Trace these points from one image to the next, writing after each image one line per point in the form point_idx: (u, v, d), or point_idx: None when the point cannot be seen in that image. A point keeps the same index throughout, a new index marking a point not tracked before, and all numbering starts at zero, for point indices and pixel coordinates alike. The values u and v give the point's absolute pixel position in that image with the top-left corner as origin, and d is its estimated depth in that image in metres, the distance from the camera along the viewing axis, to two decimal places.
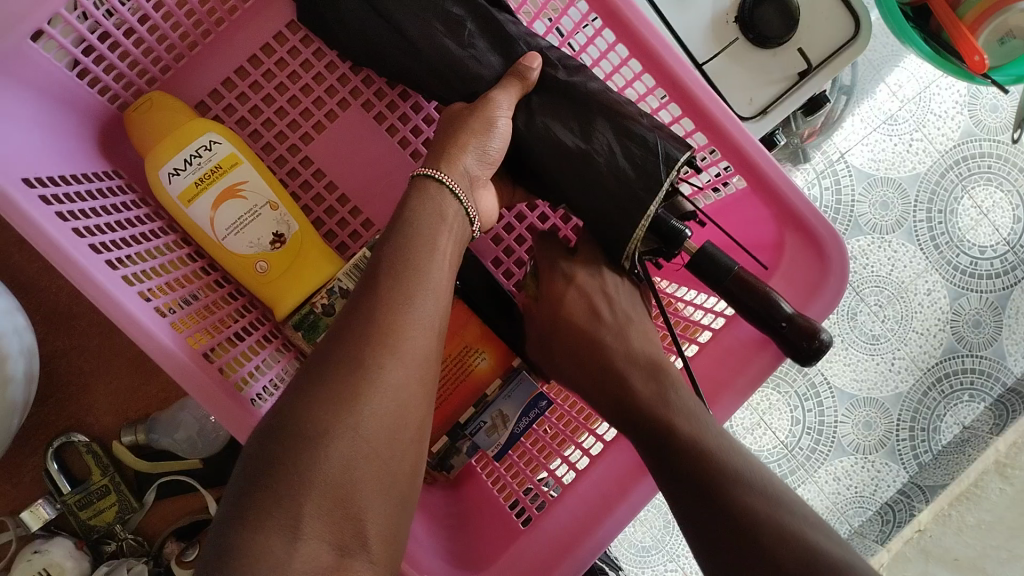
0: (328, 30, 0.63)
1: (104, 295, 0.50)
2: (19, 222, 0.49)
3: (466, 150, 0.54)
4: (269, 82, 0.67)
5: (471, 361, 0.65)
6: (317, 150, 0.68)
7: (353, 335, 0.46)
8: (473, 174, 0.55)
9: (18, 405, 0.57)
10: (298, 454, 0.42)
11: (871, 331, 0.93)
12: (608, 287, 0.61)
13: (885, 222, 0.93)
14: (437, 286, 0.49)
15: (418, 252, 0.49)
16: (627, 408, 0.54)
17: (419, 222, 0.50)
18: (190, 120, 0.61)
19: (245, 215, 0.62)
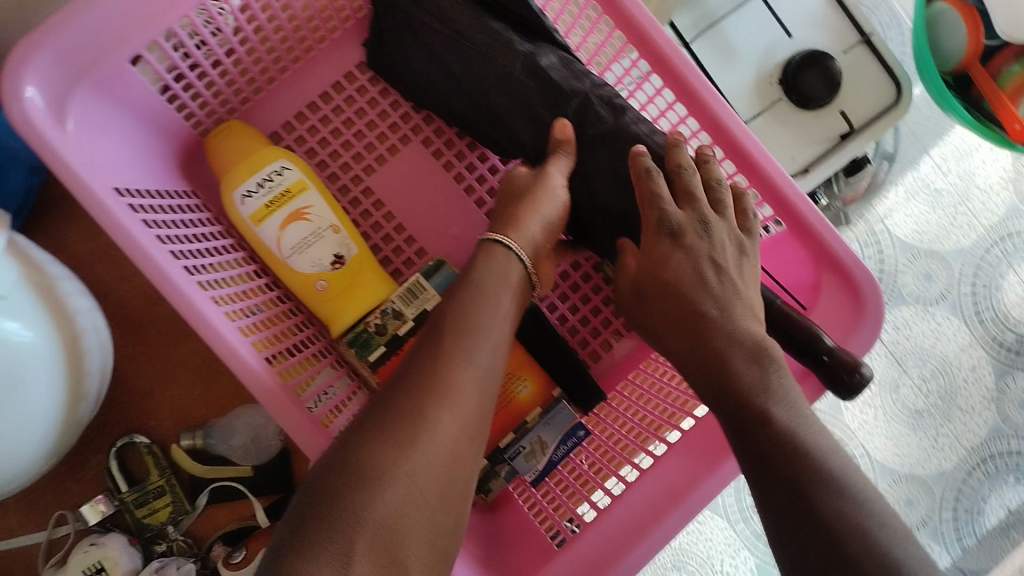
0: (395, 69, 0.68)
1: (178, 292, 0.54)
2: (106, 224, 0.54)
3: (531, 220, 0.59)
4: (337, 116, 0.73)
5: (513, 389, 0.66)
6: (379, 179, 0.72)
7: (413, 385, 0.49)
8: (536, 239, 0.59)
9: (91, 396, 0.59)
10: (355, 491, 0.44)
11: (914, 405, 0.93)
12: (723, 265, 0.55)
13: (929, 294, 0.94)
14: (493, 347, 0.53)
15: (470, 319, 0.53)
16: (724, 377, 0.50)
17: (475, 285, 0.55)
18: (261, 148, 0.66)
19: (309, 235, 0.66)
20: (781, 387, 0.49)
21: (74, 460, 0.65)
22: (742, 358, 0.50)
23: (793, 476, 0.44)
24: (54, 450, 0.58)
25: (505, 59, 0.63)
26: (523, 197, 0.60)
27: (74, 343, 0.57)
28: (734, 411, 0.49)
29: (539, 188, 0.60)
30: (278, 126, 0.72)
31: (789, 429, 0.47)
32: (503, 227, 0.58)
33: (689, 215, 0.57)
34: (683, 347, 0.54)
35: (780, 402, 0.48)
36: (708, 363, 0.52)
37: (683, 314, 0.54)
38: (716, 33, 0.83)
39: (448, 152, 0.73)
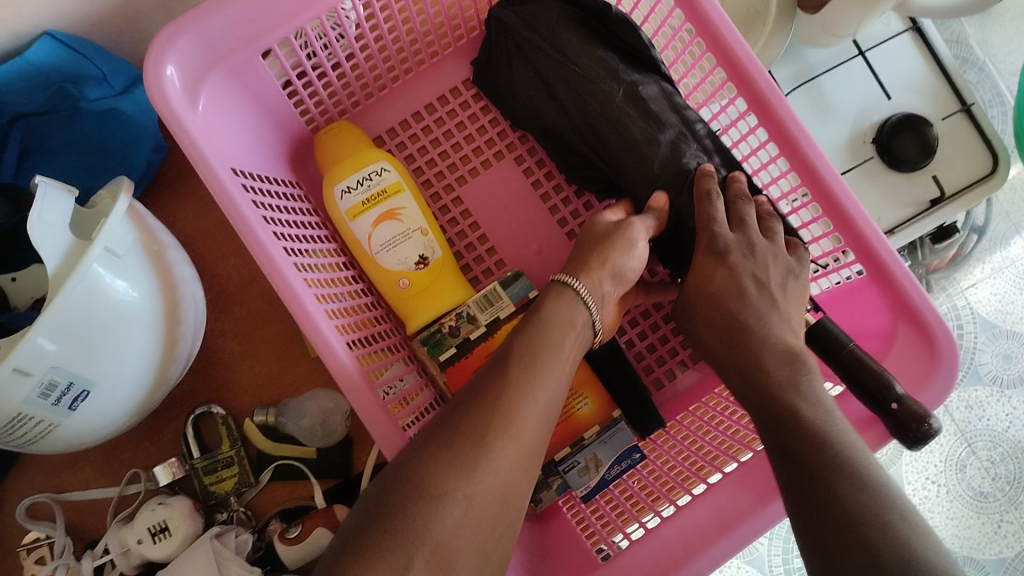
0: (501, 89, 0.72)
1: (275, 268, 0.56)
2: (220, 198, 0.57)
3: (606, 270, 0.59)
4: (438, 127, 0.76)
5: (574, 406, 0.67)
6: (469, 190, 0.75)
7: (479, 407, 0.50)
8: (604, 290, 0.59)
9: (182, 359, 0.64)
10: (415, 506, 0.45)
11: (980, 487, 0.91)
12: (765, 282, 0.59)
13: (1007, 375, 0.92)
14: (556, 379, 0.53)
15: (536, 353, 0.53)
16: (773, 395, 0.53)
17: (542, 323, 0.55)
18: (362, 150, 0.70)
19: (399, 235, 0.69)
20: (810, 386, 0.53)
21: (154, 424, 0.69)
22: (774, 358, 0.55)
23: (814, 460, 0.48)
24: (140, 405, 0.62)
25: (607, 84, 0.65)
26: (597, 247, 0.60)
27: (172, 307, 0.61)
28: (767, 408, 0.53)
29: (614, 242, 0.60)
30: (382, 131, 0.76)
31: (813, 424, 0.50)
32: (573, 271, 0.59)
33: (739, 238, 0.61)
34: (724, 359, 0.58)
35: (806, 398, 0.52)
36: (747, 370, 0.56)
37: (729, 320, 0.59)
38: (812, 88, 0.84)
39: (538, 171, 0.75)
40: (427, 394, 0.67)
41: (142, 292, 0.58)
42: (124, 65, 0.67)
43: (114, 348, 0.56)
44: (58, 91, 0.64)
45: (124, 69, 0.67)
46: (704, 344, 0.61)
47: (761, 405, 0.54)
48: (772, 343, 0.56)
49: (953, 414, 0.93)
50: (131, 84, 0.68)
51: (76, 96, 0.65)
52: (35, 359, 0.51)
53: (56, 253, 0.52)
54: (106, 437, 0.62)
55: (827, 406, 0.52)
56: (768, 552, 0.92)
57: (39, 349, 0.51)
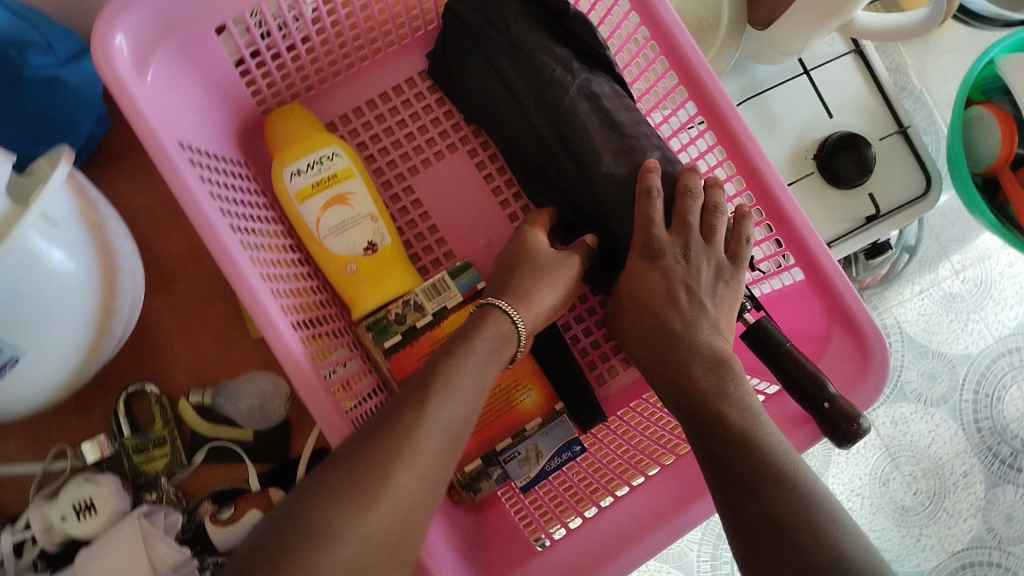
0: (456, 81, 0.72)
1: (221, 244, 0.56)
2: (166, 169, 0.56)
3: (535, 294, 0.61)
4: (392, 117, 0.76)
5: (517, 396, 0.67)
6: (422, 180, 0.75)
7: (376, 438, 0.49)
8: (536, 314, 0.61)
9: (117, 333, 0.62)
10: (303, 546, 0.44)
11: (902, 501, 0.94)
12: (696, 289, 0.60)
13: (931, 394, 0.96)
14: (460, 405, 0.53)
15: (444, 379, 0.53)
16: (699, 401, 0.54)
17: (457, 350, 0.55)
18: (310, 135, 0.69)
19: (348, 220, 0.68)
20: (735, 390, 0.54)
21: (84, 401, 0.67)
22: (701, 366, 0.56)
23: (744, 466, 0.49)
24: (71, 380, 0.60)
25: (557, 76, 0.66)
26: (536, 275, 0.61)
27: (109, 279, 0.60)
28: (694, 412, 0.54)
29: (555, 272, 0.62)
30: (335, 117, 0.75)
31: (742, 427, 0.51)
32: (513, 297, 0.60)
33: (674, 240, 0.62)
34: (655, 368, 0.59)
35: (735, 404, 0.53)
36: (674, 375, 0.57)
37: (659, 325, 0.60)
38: (760, 101, 0.86)
39: (491, 166, 0.76)
40: (370, 379, 0.66)
41: (76, 260, 0.56)
42: (69, 35, 0.67)
43: (45, 316, 0.55)
44: (1, 58, 0.62)
45: (68, 38, 0.66)
46: (638, 354, 0.62)
47: (688, 414, 0.55)
48: (699, 349, 0.57)
49: (881, 429, 0.95)
50: (77, 55, 0.67)
51: (19, 62, 0.63)
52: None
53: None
54: (31, 412, 0.60)
55: (753, 410, 0.53)
56: (698, 558, 0.94)
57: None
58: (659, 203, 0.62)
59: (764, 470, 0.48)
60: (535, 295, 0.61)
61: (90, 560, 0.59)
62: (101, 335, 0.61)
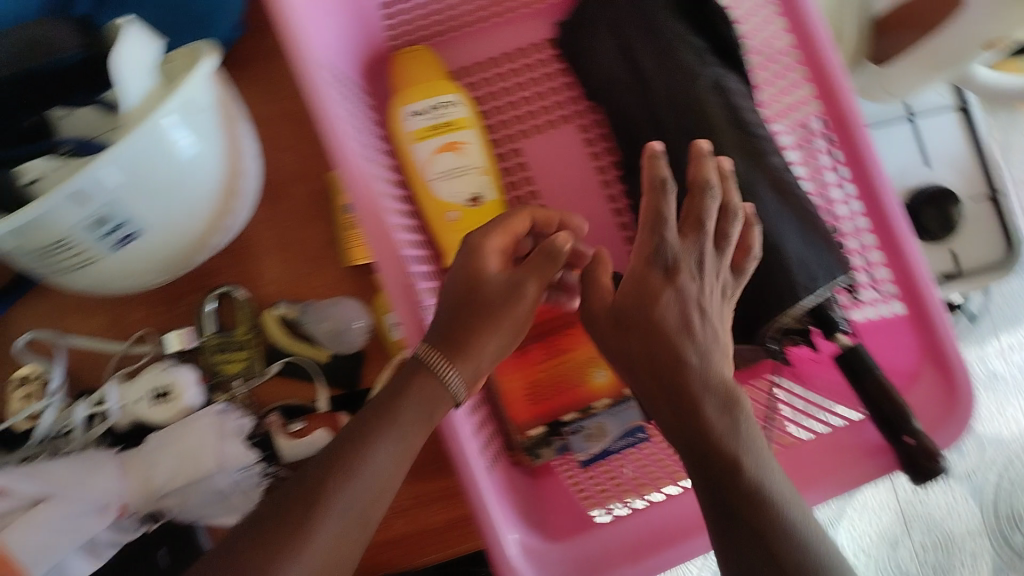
0: (579, 54, 0.72)
1: (349, 165, 0.58)
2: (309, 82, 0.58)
3: (483, 340, 0.51)
4: (512, 78, 0.76)
5: (589, 373, 0.67)
6: (529, 145, 0.75)
7: (264, 529, 0.44)
8: (484, 359, 0.52)
9: (231, 229, 0.64)
10: None
11: (907, 567, 1.05)
12: (709, 312, 0.49)
13: (955, 472, 1.06)
14: (373, 473, 0.47)
15: (344, 472, 0.46)
16: (706, 437, 0.47)
17: (364, 434, 0.48)
18: (439, 80, 0.70)
19: (458, 168, 0.68)
20: (749, 434, 0.47)
21: (168, 294, 0.68)
22: (714, 407, 0.47)
23: (751, 545, 0.45)
24: (168, 271, 0.62)
25: (688, 64, 0.67)
26: (469, 332, 0.51)
27: (235, 175, 0.61)
28: (701, 452, 0.47)
29: (505, 311, 0.52)
30: (456, 67, 0.76)
31: (757, 481, 0.46)
32: (446, 349, 0.51)
33: (687, 245, 0.49)
34: (660, 394, 0.49)
35: (749, 447, 0.47)
36: (678, 399, 0.48)
37: (669, 354, 0.48)
38: None
39: (598, 145, 0.75)
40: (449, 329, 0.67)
41: (208, 155, 0.57)
42: None
43: (167, 204, 0.56)
44: None
45: None
46: (634, 363, 0.50)
47: (689, 439, 0.48)
48: (715, 379, 0.48)
49: (900, 495, 1.07)
50: None
51: None
52: (90, 194, 0.50)
53: (134, 92, 0.52)
54: (136, 288, 0.63)
55: (764, 449, 0.47)
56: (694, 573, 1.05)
57: (98, 184, 0.50)
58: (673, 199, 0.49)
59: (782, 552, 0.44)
60: (473, 347, 0.51)
61: (162, 445, 0.60)
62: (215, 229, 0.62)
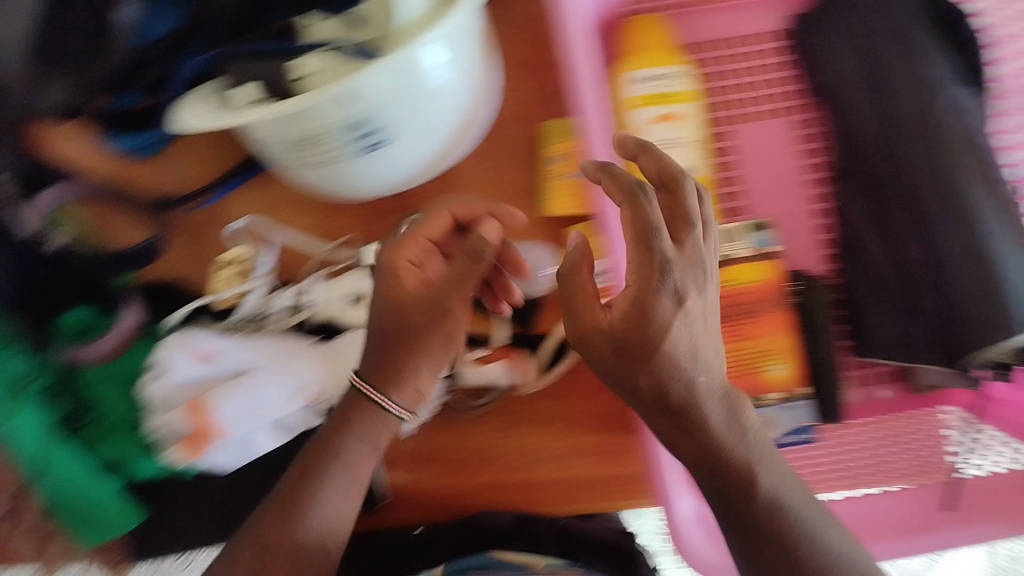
0: (815, 52, 0.70)
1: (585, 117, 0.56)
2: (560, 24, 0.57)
3: (420, 363, 0.56)
4: (741, 62, 0.73)
5: (764, 365, 0.68)
6: (744, 130, 0.72)
7: (252, 544, 0.54)
8: (423, 376, 0.57)
9: (454, 154, 0.64)
10: None
11: None
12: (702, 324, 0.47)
13: None
14: (338, 484, 0.56)
15: (313, 477, 0.56)
16: (716, 447, 0.47)
17: (325, 442, 0.57)
18: (671, 50, 0.66)
19: (672, 139, 0.65)
20: (754, 439, 0.48)
21: (371, 207, 0.69)
22: (714, 400, 0.47)
23: (769, 559, 0.46)
24: (391, 185, 0.62)
25: (932, 76, 0.65)
26: (416, 339, 0.56)
27: (471, 104, 0.61)
28: (711, 467, 0.48)
29: (427, 337, 0.56)
30: (690, 41, 0.72)
31: (772, 496, 0.47)
32: (388, 370, 0.56)
33: (683, 257, 0.47)
34: (662, 420, 0.48)
35: (762, 458, 0.48)
36: (679, 417, 0.47)
37: (674, 361, 0.46)
38: None
39: (814, 142, 0.72)
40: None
41: (451, 77, 0.57)
42: None
43: (410, 120, 0.56)
44: None
45: None
46: (636, 388, 0.47)
47: (698, 454, 0.48)
48: (714, 381, 0.48)
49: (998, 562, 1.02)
50: None
51: None
52: (352, 97, 0.51)
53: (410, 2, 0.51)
54: (360, 195, 0.63)
55: (766, 448, 0.49)
56: None
57: (361, 92, 0.51)
58: (652, 204, 0.47)
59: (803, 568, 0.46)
60: (409, 369, 0.56)
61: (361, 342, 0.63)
62: (445, 152, 0.62)
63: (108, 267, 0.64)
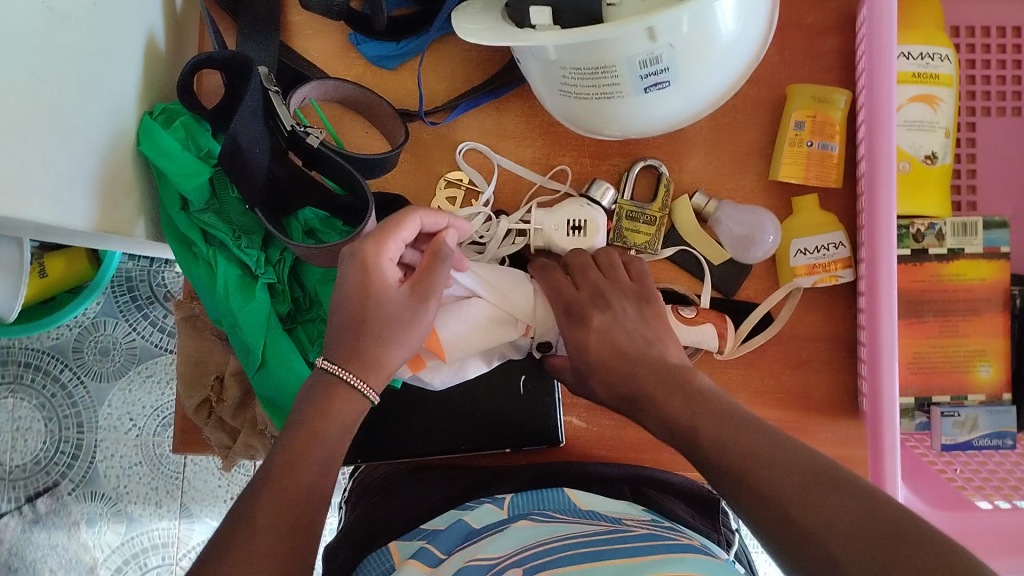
0: None
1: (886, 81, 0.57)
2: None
3: (382, 335, 0.52)
4: (999, 54, 0.71)
5: (975, 366, 0.67)
6: (984, 124, 0.71)
7: None
8: (385, 356, 0.53)
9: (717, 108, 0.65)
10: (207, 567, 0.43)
11: None
12: (643, 332, 0.54)
13: None
14: (320, 411, 0.50)
15: (309, 442, 0.49)
16: (671, 411, 0.47)
17: (315, 416, 0.50)
18: (941, 30, 0.65)
19: (926, 122, 0.65)
20: (708, 400, 0.46)
21: (601, 147, 0.67)
22: (659, 376, 0.49)
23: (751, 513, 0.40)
24: (652, 131, 0.62)
25: None
26: (376, 326, 0.52)
27: (756, 57, 0.60)
28: (681, 439, 0.46)
29: (408, 326, 0.53)
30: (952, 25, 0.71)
31: (724, 440, 0.43)
32: (350, 346, 0.52)
33: (634, 289, 0.58)
34: (638, 415, 0.50)
35: (713, 414, 0.45)
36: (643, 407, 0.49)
37: (624, 371, 0.51)
38: None
39: None
40: (834, 278, 0.65)
41: (752, 27, 0.56)
42: None
43: (700, 70, 0.55)
44: None
45: None
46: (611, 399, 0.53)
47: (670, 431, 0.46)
48: (657, 363, 0.51)
49: None
50: None
51: None
52: (666, 32, 0.51)
53: None
54: (612, 138, 0.64)
55: (727, 401, 0.46)
56: None
57: (673, 24, 0.50)
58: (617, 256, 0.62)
59: (789, 471, 0.39)
60: (374, 350, 0.52)
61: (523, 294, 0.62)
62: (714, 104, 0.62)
63: (347, 168, 0.63)
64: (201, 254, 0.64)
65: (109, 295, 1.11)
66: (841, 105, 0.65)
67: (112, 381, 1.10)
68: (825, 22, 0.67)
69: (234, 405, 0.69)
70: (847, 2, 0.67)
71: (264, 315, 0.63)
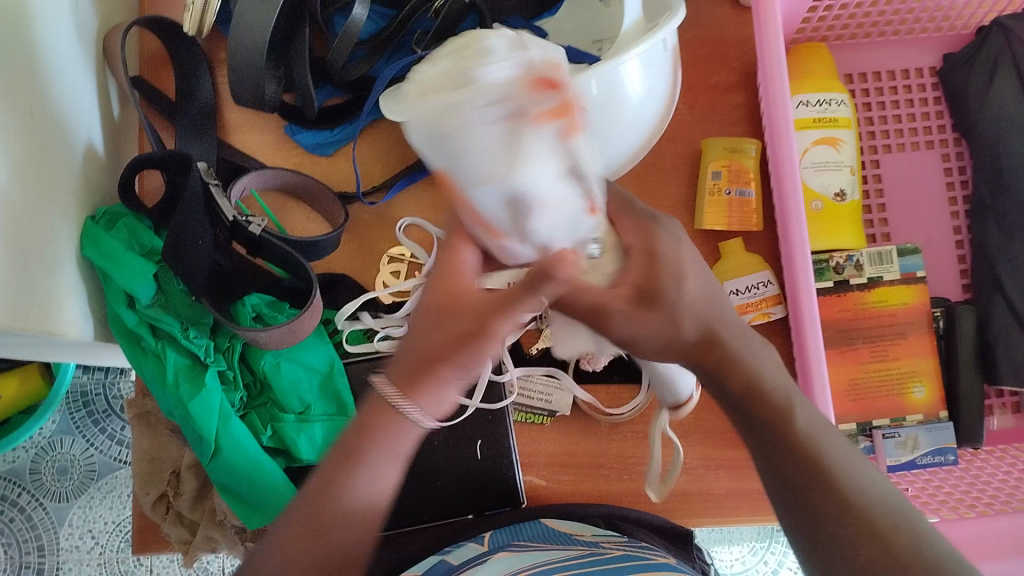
0: (961, 98, 0.75)
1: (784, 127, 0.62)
2: (765, 44, 0.62)
3: (454, 360, 0.41)
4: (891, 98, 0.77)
5: (909, 388, 0.70)
6: (888, 160, 0.76)
7: None
8: (452, 378, 0.42)
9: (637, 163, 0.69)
10: None
11: None
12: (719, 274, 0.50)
13: None
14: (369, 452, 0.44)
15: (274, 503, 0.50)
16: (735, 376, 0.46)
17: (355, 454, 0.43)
18: (834, 79, 0.71)
19: (832, 162, 0.69)
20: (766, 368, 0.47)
21: None
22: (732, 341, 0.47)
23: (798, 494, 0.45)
24: None
25: None
26: (452, 347, 0.41)
27: (665, 111, 0.64)
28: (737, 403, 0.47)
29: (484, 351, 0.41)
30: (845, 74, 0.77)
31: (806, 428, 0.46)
32: (412, 373, 0.42)
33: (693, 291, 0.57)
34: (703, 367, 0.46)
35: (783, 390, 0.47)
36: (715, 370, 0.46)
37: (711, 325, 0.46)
38: None
39: (956, 176, 0.77)
40: (767, 314, 0.68)
41: (656, 84, 0.61)
42: None
43: (615, 129, 0.59)
44: None
45: None
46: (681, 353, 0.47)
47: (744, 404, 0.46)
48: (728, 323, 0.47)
49: None
50: None
51: None
52: None
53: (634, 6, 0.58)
54: None
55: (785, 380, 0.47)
56: None
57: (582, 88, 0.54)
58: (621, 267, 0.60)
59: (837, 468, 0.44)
60: (437, 379, 0.42)
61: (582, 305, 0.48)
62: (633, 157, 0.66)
63: (289, 252, 0.65)
64: (147, 349, 0.65)
65: (64, 412, 1.10)
66: (753, 153, 0.69)
67: (71, 500, 1.08)
68: (728, 80, 0.72)
69: (193, 497, 0.69)
70: (746, 61, 0.72)
71: (216, 403, 0.63)
